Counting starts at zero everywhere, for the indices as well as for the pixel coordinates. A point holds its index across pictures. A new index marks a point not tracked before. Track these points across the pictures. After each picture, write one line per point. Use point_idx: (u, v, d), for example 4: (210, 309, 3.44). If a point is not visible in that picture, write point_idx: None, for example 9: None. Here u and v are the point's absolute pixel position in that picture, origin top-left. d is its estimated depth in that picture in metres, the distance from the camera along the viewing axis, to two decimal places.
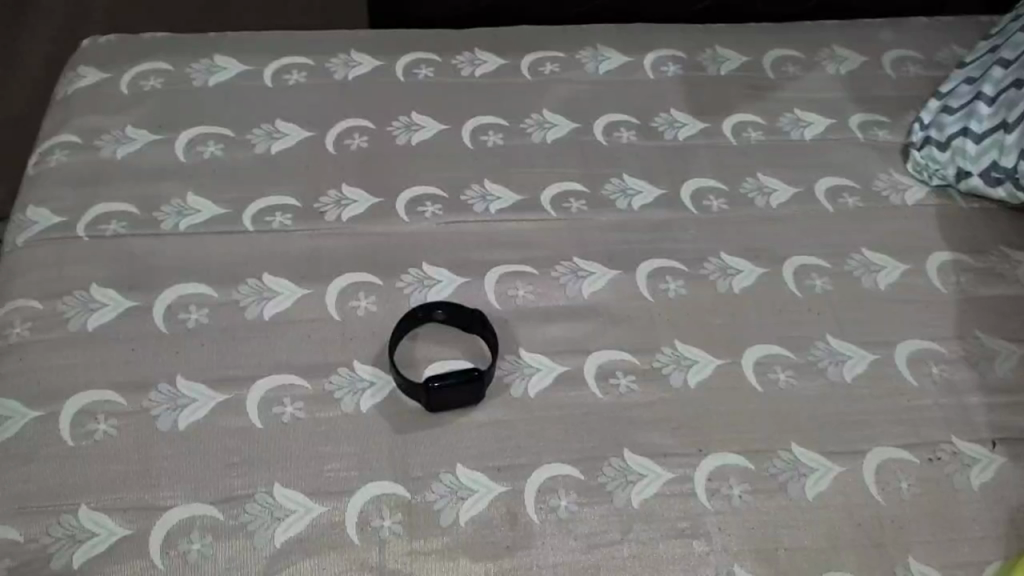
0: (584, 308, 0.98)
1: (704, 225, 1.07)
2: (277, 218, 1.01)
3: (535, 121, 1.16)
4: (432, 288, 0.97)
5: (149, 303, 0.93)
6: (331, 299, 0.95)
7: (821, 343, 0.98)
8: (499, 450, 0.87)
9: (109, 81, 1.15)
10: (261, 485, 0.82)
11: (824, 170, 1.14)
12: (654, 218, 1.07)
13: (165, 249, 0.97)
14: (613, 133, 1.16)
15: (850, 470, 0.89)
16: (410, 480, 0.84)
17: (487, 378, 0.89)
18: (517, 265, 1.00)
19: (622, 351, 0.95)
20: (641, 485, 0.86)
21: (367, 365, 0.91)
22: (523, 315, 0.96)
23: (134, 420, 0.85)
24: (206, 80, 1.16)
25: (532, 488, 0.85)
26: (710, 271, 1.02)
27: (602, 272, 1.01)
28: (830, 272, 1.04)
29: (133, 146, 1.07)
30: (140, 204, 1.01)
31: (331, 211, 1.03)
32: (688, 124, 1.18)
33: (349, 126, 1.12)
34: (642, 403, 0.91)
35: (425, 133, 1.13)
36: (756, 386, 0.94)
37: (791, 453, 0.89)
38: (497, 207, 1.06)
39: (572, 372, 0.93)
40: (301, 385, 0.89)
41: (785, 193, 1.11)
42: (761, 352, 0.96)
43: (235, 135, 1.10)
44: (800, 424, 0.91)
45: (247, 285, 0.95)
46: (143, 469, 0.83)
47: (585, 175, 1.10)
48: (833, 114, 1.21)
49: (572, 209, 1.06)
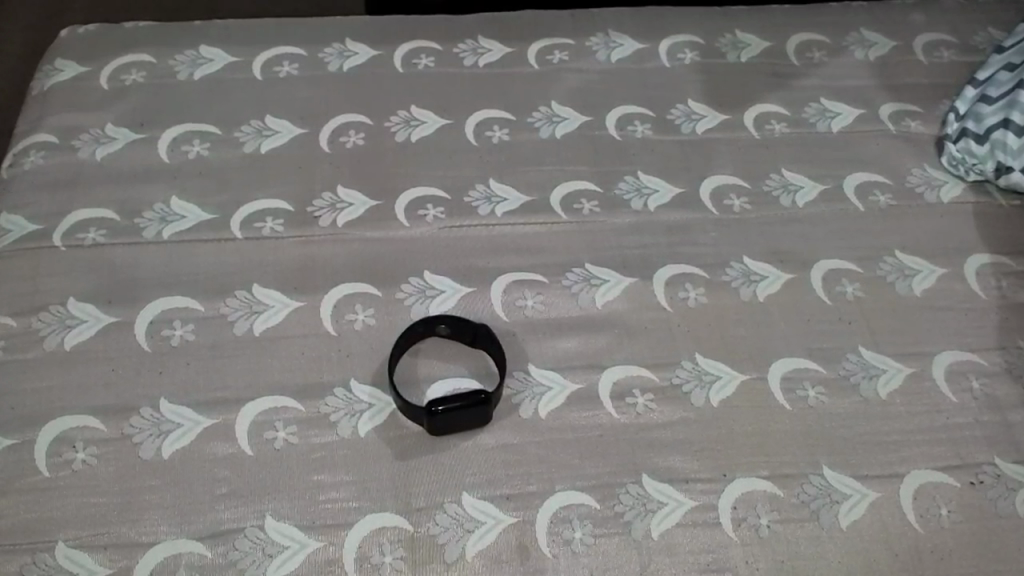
0: (599, 319, 0.91)
1: (725, 226, 1.00)
2: (268, 223, 0.94)
3: (544, 114, 1.08)
4: (434, 299, 0.90)
5: (130, 318, 0.86)
6: (325, 312, 0.88)
7: (853, 355, 0.91)
8: (508, 477, 0.81)
9: (88, 75, 1.08)
10: (253, 518, 0.76)
11: (854, 165, 1.07)
12: (672, 219, 0.99)
13: (148, 258, 0.91)
14: (627, 127, 1.08)
15: (885, 496, 0.82)
16: (412, 511, 0.78)
17: (494, 399, 0.82)
18: (526, 272, 0.94)
19: (639, 366, 0.88)
20: (661, 514, 0.80)
21: (365, 385, 0.84)
22: (533, 327, 0.90)
23: (115, 448, 0.79)
24: (192, 73, 1.09)
25: (545, 519, 0.79)
26: (733, 276, 0.95)
27: (617, 279, 0.94)
28: (861, 277, 0.97)
29: (114, 146, 1.00)
30: (122, 209, 0.94)
31: (326, 215, 0.96)
32: (707, 116, 1.11)
33: (345, 121, 1.05)
34: (661, 423, 0.85)
35: (426, 128, 1.06)
36: (784, 404, 0.87)
37: (822, 478, 0.83)
38: (503, 209, 0.98)
39: (586, 390, 0.86)
40: (295, 407, 0.82)
41: (812, 191, 1.04)
42: (788, 367, 0.89)
43: (222, 132, 1.03)
44: (831, 444, 0.85)
45: (236, 298, 0.88)
46: (124, 501, 0.77)
47: (597, 173, 1.03)
48: (861, 105, 1.14)
49: (584, 210, 0.99)
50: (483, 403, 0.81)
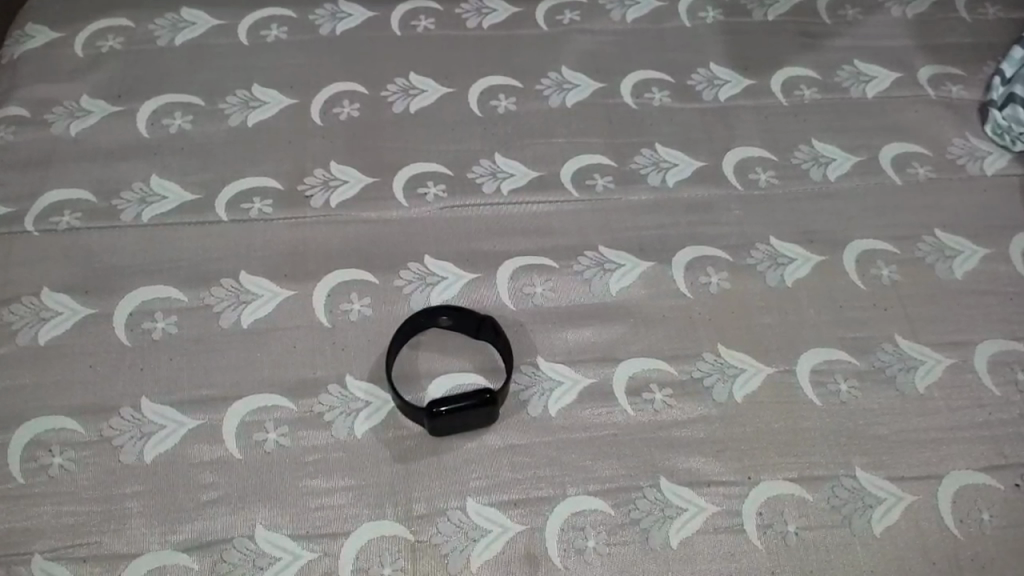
0: (613, 307, 0.84)
1: (750, 203, 0.92)
2: (256, 204, 0.87)
3: (554, 80, 1.00)
4: (435, 287, 0.83)
5: (109, 309, 0.80)
6: (319, 301, 0.82)
7: (889, 345, 0.84)
8: (516, 481, 0.75)
9: (61, 41, 1.00)
10: (242, 528, 0.71)
11: (889, 135, 0.99)
12: (693, 196, 0.92)
13: (126, 243, 0.84)
14: (644, 94, 1.00)
15: (922, 500, 0.76)
16: (412, 519, 0.73)
17: (501, 397, 0.76)
18: (535, 257, 0.87)
19: (657, 359, 0.82)
20: (680, 520, 0.74)
21: (362, 382, 0.78)
22: (542, 317, 0.83)
23: (93, 452, 0.74)
24: (173, 39, 1.01)
25: (555, 526, 0.73)
26: (759, 259, 0.88)
27: (633, 263, 0.87)
28: (898, 259, 0.90)
29: (89, 120, 0.93)
30: (99, 190, 0.88)
31: (319, 194, 0.89)
32: (730, 81, 1.02)
33: (339, 90, 0.97)
34: (680, 421, 0.79)
35: (426, 97, 0.98)
36: (813, 399, 0.81)
37: (854, 481, 0.77)
38: (510, 186, 0.91)
39: (600, 385, 0.80)
40: (286, 406, 0.77)
41: (844, 164, 0.96)
42: (818, 359, 0.83)
43: (206, 103, 0.95)
44: (864, 443, 0.79)
45: (223, 287, 0.82)
46: (104, 510, 0.71)
47: (612, 145, 0.95)
48: (897, 68, 1.05)
49: (597, 187, 0.92)
50: (489, 404, 0.75)
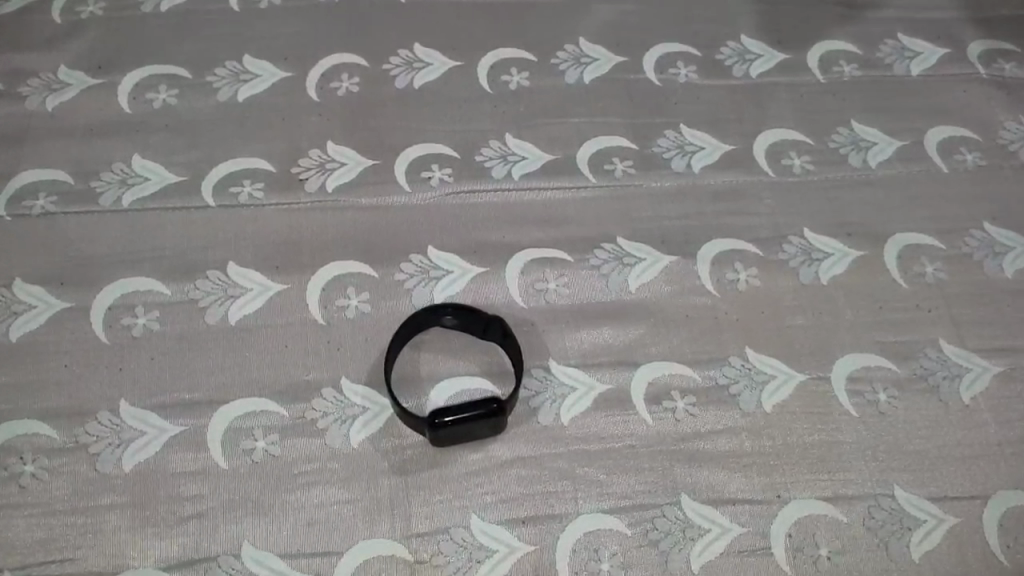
0: (632, 305, 0.77)
1: (783, 191, 0.85)
2: (245, 188, 0.81)
3: (571, 54, 0.92)
4: (439, 281, 0.77)
5: (86, 303, 0.74)
6: (313, 296, 0.76)
7: (932, 351, 0.77)
8: (524, 496, 0.69)
9: (37, 7, 0.92)
10: (228, 545, 0.66)
11: (935, 117, 0.91)
12: (721, 183, 0.84)
13: (105, 230, 0.78)
14: (668, 69, 0.92)
15: (967, 523, 0.70)
16: (412, 537, 0.67)
17: (509, 406, 0.70)
18: (548, 249, 0.80)
19: (679, 363, 0.75)
20: (703, 541, 0.68)
21: (359, 386, 0.72)
22: (555, 315, 0.77)
23: (68, 460, 0.68)
24: (159, 5, 0.93)
25: (567, 547, 0.67)
26: (792, 254, 0.81)
27: (654, 257, 0.80)
28: (943, 255, 0.82)
29: (66, 93, 0.86)
30: (76, 171, 0.81)
31: (314, 177, 0.82)
32: (762, 56, 0.94)
33: (337, 62, 0.90)
34: (704, 432, 0.73)
35: (431, 71, 0.90)
36: (848, 410, 0.74)
37: (893, 501, 0.71)
38: (521, 171, 0.84)
39: (616, 391, 0.74)
40: (276, 411, 0.71)
41: (885, 149, 0.88)
42: (854, 365, 0.76)
43: (193, 76, 0.88)
44: (903, 459, 0.73)
45: (209, 279, 0.76)
46: (79, 523, 0.66)
47: (633, 126, 0.88)
48: (944, 43, 0.96)
49: (617, 172, 0.84)
50: (495, 414, 0.69)
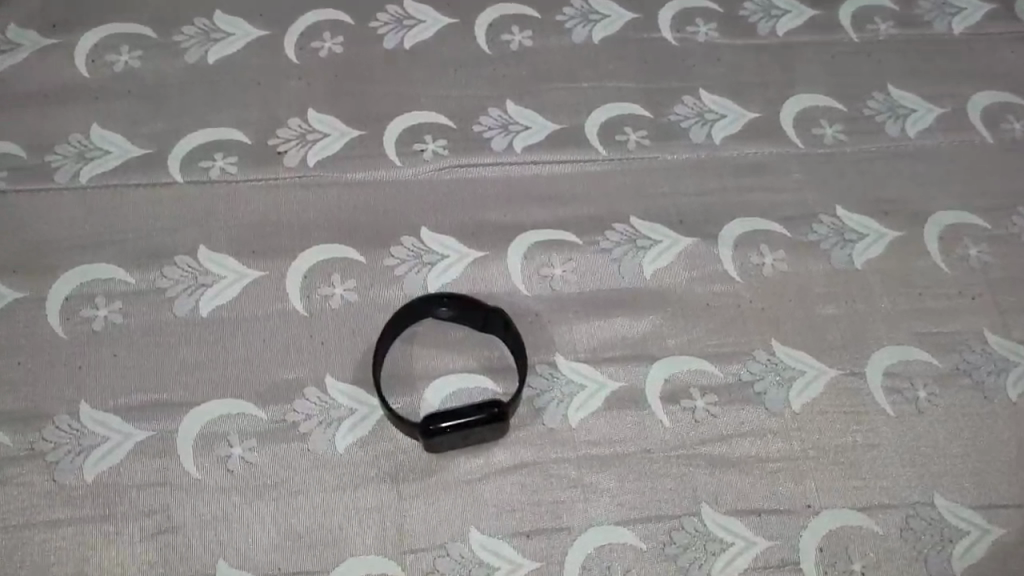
0: (647, 293, 0.70)
1: (813, 165, 0.77)
2: (217, 162, 0.72)
3: (578, 9, 0.83)
4: (433, 267, 0.69)
5: (40, 293, 0.67)
6: (293, 285, 0.68)
7: (976, 343, 0.70)
8: (529, 507, 0.63)
9: None
10: (202, 564, 0.59)
11: (981, 81, 0.82)
12: (745, 155, 0.76)
13: (62, 211, 0.70)
14: (686, 27, 0.83)
15: (1014, 534, 0.64)
16: (405, 554, 0.61)
17: (512, 409, 0.63)
18: (554, 230, 0.72)
19: (699, 358, 0.68)
20: (725, 557, 0.62)
21: (347, 386, 0.65)
22: (562, 306, 0.69)
23: (22, 470, 0.61)
24: None
25: (576, 564, 0.61)
26: (823, 235, 0.73)
27: (671, 239, 0.72)
28: (988, 235, 0.75)
29: (17, 55, 0.77)
30: (29, 143, 0.73)
31: (293, 149, 0.73)
32: (790, 12, 0.85)
33: (318, 19, 0.81)
34: (727, 435, 0.66)
35: (424, 29, 0.81)
36: (885, 410, 0.67)
37: (933, 510, 0.64)
38: (524, 142, 0.76)
39: (631, 390, 0.67)
40: (253, 414, 0.64)
41: (924, 116, 0.80)
42: (891, 359, 0.69)
43: (158, 36, 0.79)
44: (944, 463, 0.66)
45: (177, 266, 0.68)
46: (35, 541, 0.59)
47: (647, 91, 0.79)
48: None
49: (630, 143, 0.76)
50: (495, 418, 0.62)
